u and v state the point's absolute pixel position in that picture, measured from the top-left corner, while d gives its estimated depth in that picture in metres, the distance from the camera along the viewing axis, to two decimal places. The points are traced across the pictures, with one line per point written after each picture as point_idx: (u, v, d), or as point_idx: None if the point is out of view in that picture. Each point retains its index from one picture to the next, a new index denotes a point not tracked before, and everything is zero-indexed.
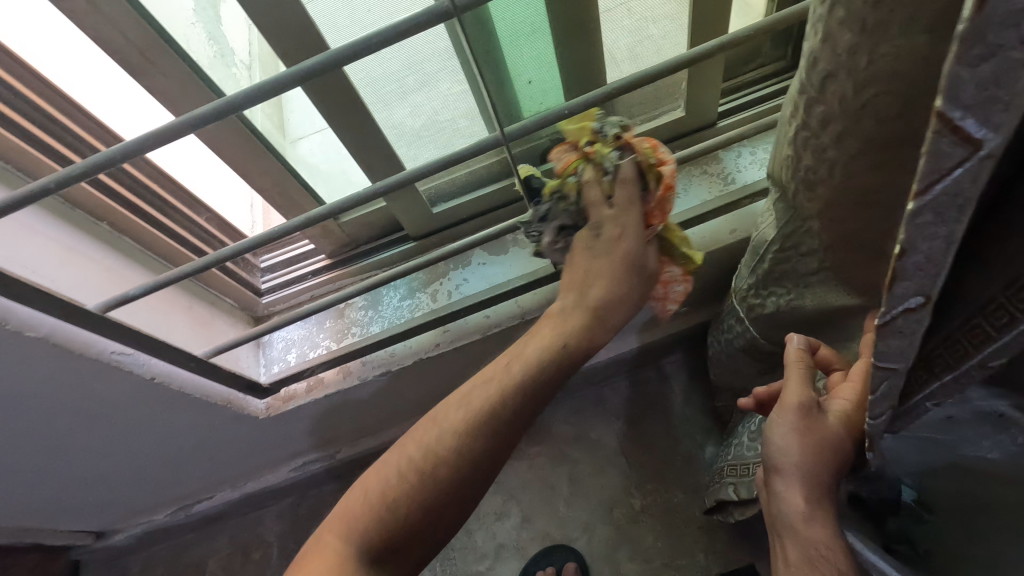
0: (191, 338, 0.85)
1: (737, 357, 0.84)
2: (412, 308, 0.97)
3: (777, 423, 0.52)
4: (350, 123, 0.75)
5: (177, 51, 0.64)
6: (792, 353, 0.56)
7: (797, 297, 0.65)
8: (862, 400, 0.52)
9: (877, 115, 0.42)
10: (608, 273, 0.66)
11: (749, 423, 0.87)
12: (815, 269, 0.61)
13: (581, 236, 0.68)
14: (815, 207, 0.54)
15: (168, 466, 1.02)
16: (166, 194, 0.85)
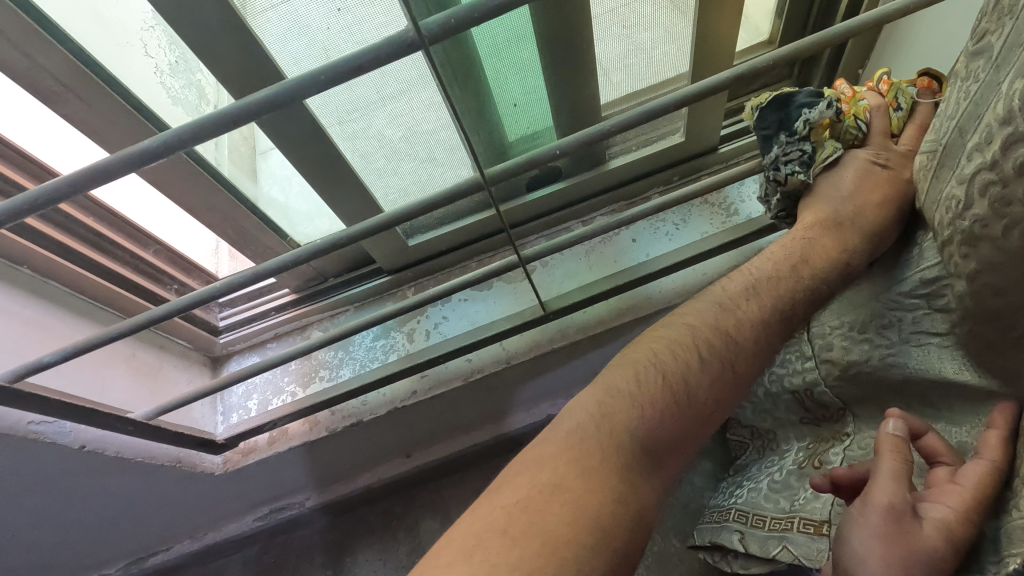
0: (131, 396, 0.76)
1: (781, 396, 0.81)
2: (387, 350, 0.88)
3: (859, 524, 0.53)
4: (312, 153, 0.66)
5: (101, 75, 0.55)
6: (886, 443, 0.56)
7: (901, 354, 0.60)
8: (967, 512, 0.49)
9: None
10: (877, 192, 0.61)
11: (770, 468, 0.81)
12: (940, 330, 0.56)
13: (856, 160, 0.65)
14: (965, 268, 0.47)
15: (114, 523, 0.92)
16: (103, 228, 0.75)
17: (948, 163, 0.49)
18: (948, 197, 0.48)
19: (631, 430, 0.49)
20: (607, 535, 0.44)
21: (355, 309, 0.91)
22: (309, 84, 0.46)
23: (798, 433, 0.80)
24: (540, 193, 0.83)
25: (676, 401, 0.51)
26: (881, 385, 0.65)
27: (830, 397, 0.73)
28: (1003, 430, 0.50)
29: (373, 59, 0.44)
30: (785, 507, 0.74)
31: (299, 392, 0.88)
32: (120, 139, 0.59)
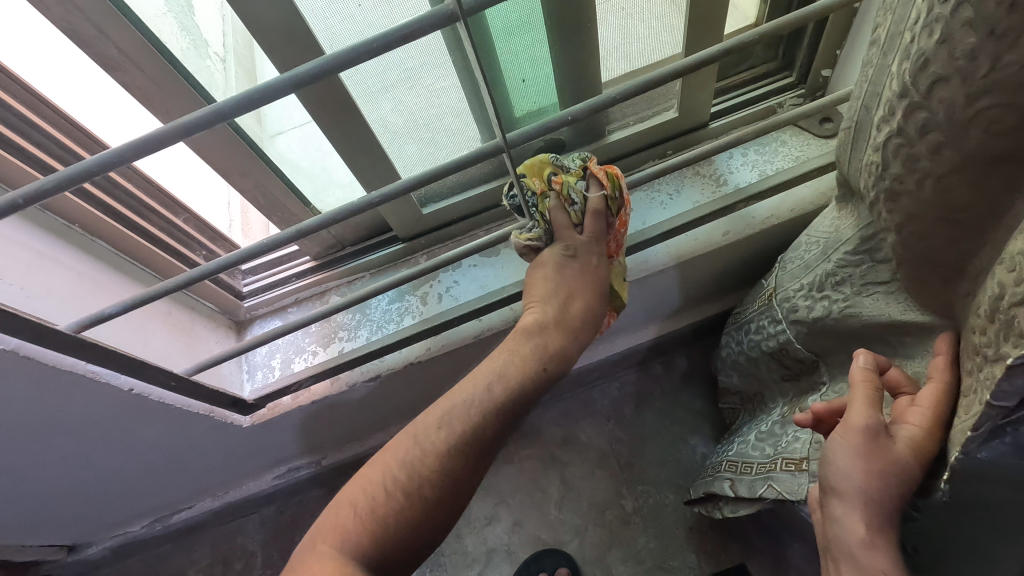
0: (171, 351, 0.82)
1: (762, 358, 0.85)
2: (401, 312, 0.95)
3: (840, 447, 0.57)
4: (340, 123, 0.73)
5: (160, 51, 0.61)
6: (857, 375, 0.59)
7: (855, 304, 0.66)
8: (931, 427, 0.54)
9: (987, 129, 0.43)
10: (581, 291, 0.70)
11: (758, 424, 0.86)
12: (886, 279, 0.64)
13: (552, 254, 0.71)
14: (894, 218, 0.55)
15: (146, 476, 0.98)
16: (142, 196, 0.81)
17: (862, 138, 0.56)
18: (868, 163, 0.55)
19: (395, 471, 0.59)
20: (389, 536, 0.56)
21: (371, 275, 0.97)
22: (353, 55, 0.53)
23: (778, 391, 0.85)
24: None
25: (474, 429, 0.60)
26: (844, 336, 0.69)
27: (803, 352, 0.76)
28: (947, 353, 0.57)
29: (413, 30, 0.51)
30: (769, 452, 0.77)
31: (320, 352, 0.94)
32: (168, 106, 0.66)
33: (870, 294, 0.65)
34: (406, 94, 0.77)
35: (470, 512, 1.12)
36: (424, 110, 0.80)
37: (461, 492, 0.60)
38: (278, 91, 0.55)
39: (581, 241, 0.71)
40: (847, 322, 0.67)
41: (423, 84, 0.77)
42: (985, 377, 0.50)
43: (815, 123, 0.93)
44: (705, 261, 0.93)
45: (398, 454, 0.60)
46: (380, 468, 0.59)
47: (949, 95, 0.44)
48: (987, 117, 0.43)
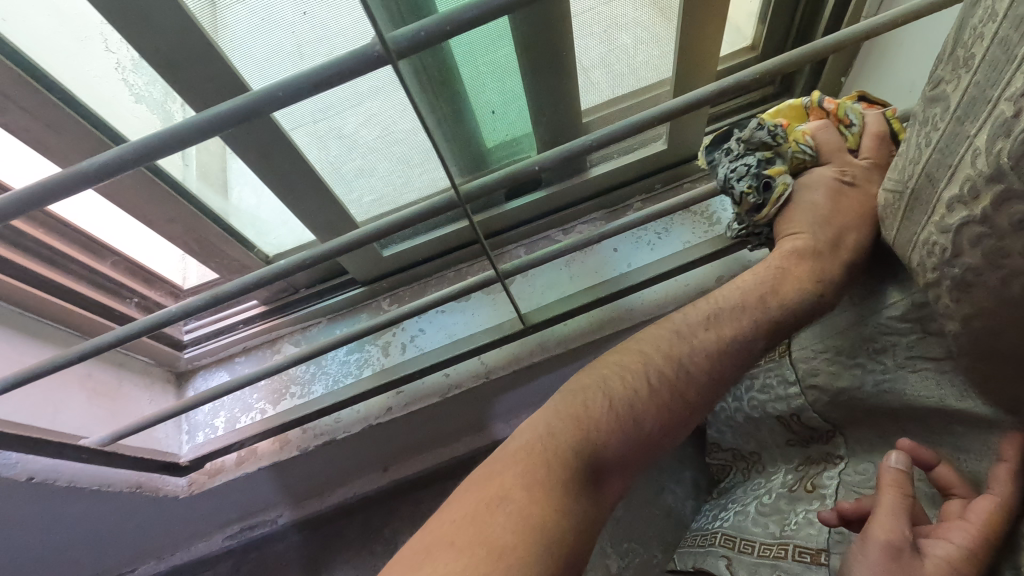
0: (87, 420, 0.72)
1: (764, 420, 0.77)
2: (361, 364, 0.85)
3: (858, 560, 0.50)
4: (278, 164, 0.63)
5: (49, 89, 0.51)
6: (886, 478, 0.53)
7: (893, 379, 0.58)
8: (973, 551, 0.46)
9: None
10: (852, 215, 0.57)
11: (756, 491, 0.76)
12: (938, 356, 0.53)
13: (809, 180, 0.60)
14: (961, 311, 0.45)
15: (76, 548, 0.88)
16: (55, 242, 0.71)
17: (919, 208, 0.46)
18: (925, 242, 0.45)
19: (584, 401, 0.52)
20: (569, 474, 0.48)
21: (327, 321, 0.88)
22: (261, 100, 0.42)
23: (780, 455, 0.77)
24: (520, 201, 0.81)
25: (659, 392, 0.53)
26: (876, 413, 0.62)
27: (818, 421, 0.69)
28: (1014, 464, 0.48)
29: (333, 74, 0.41)
30: (775, 532, 0.69)
31: (269, 410, 0.84)
32: (66, 151, 0.55)
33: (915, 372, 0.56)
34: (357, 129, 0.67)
35: None
36: (378, 146, 0.71)
37: (619, 476, 0.51)
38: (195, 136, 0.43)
39: (853, 164, 0.61)
40: (891, 397, 0.59)
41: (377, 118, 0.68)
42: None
43: None
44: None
45: (576, 409, 0.52)
46: (549, 416, 0.52)
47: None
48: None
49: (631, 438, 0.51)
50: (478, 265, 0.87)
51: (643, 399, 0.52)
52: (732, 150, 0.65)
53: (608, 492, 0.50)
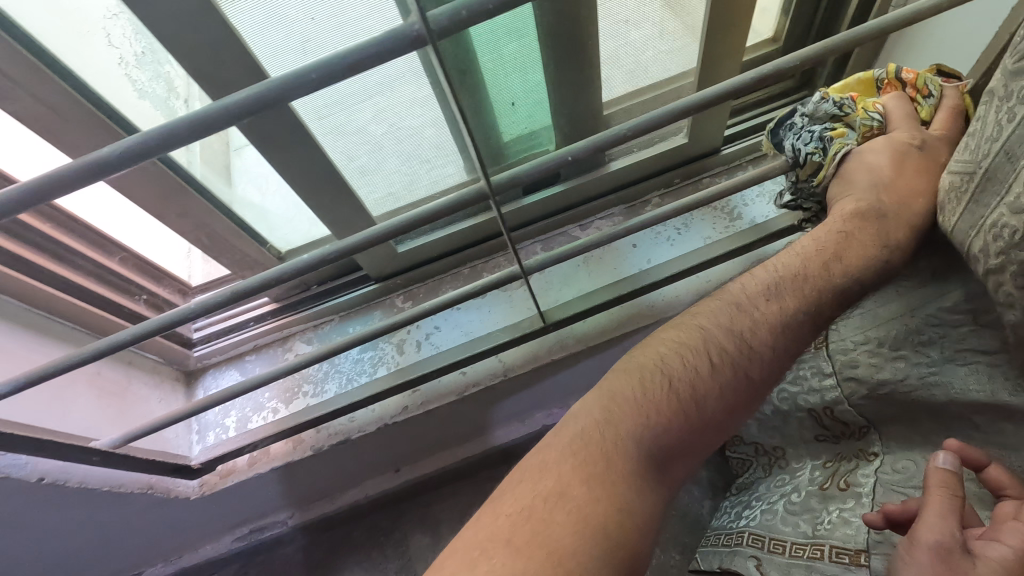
0: (100, 419, 0.70)
1: (795, 415, 0.77)
2: (375, 363, 0.83)
3: (906, 566, 0.47)
4: (294, 158, 0.61)
5: (68, 80, 0.50)
6: (935, 478, 0.50)
7: (942, 372, 0.58)
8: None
9: None
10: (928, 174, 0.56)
11: (784, 488, 0.75)
12: (993, 348, 0.54)
13: (882, 146, 0.59)
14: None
15: (80, 551, 0.86)
16: (63, 236, 0.69)
17: (991, 190, 0.45)
18: (992, 225, 0.44)
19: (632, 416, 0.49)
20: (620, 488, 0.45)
21: (340, 319, 0.86)
22: (291, 84, 0.40)
23: (809, 452, 0.75)
24: (538, 196, 0.79)
25: (734, 370, 0.52)
26: (916, 405, 0.62)
27: (853, 414, 0.69)
28: None
29: (368, 56, 0.39)
30: (807, 532, 0.67)
31: (281, 409, 0.83)
32: (79, 142, 0.53)
33: (964, 359, 0.57)
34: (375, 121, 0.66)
35: None
36: (395, 137, 0.69)
37: (683, 461, 0.50)
38: (215, 120, 0.42)
39: (928, 135, 0.59)
40: (938, 386, 0.59)
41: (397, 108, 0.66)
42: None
43: None
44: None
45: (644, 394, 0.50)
46: (618, 397, 0.51)
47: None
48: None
49: (701, 421, 0.50)
50: (493, 261, 0.85)
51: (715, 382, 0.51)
52: (795, 120, 0.66)
53: (671, 478, 0.49)
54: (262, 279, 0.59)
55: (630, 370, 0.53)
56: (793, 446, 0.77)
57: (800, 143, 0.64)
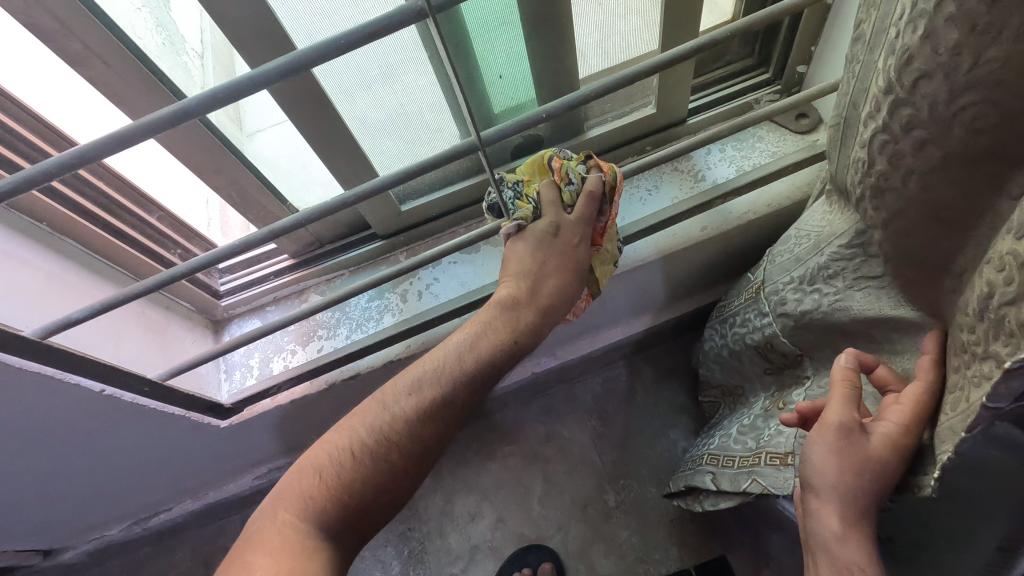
0: (146, 350, 0.82)
1: (745, 351, 0.86)
2: (382, 310, 0.94)
3: (816, 444, 0.60)
4: (314, 120, 0.72)
5: (134, 52, 0.61)
6: (838, 374, 0.63)
7: (844, 298, 0.68)
8: (909, 423, 0.57)
9: (969, 125, 0.44)
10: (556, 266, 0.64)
11: (739, 417, 0.87)
12: (878, 273, 0.65)
13: (536, 229, 0.64)
14: (883, 216, 0.57)
15: (121, 478, 0.97)
16: (113, 192, 0.80)
17: (850, 134, 0.58)
18: (856, 160, 0.57)
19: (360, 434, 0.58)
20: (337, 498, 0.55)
21: (350, 273, 0.97)
22: (319, 53, 0.51)
23: (761, 384, 0.87)
24: (524, 159, 0.90)
25: (438, 406, 0.60)
26: (830, 328, 0.71)
27: (788, 345, 0.77)
28: (933, 354, 0.59)
29: (383, 27, 0.50)
30: (752, 446, 0.79)
31: (299, 350, 0.94)
32: (138, 103, 0.65)
33: (861, 285, 0.67)
34: (382, 90, 0.77)
35: (455, 509, 1.12)
36: (398, 105, 0.79)
37: (403, 483, 0.59)
38: (244, 90, 0.53)
39: (565, 219, 0.65)
40: (839, 311, 0.68)
41: (399, 80, 0.77)
42: (973, 373, 0.51)
43: (790, 119, 0.94)
44: (684, 255, 0.94)
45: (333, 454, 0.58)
46: (328, 458, 0.58)
47: (931, 91, 0.45)
48: (969, 114, 0.44)
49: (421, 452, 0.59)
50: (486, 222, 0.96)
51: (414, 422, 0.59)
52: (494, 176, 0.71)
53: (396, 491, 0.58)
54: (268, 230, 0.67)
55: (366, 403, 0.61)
56: (749, 380, 0.89)
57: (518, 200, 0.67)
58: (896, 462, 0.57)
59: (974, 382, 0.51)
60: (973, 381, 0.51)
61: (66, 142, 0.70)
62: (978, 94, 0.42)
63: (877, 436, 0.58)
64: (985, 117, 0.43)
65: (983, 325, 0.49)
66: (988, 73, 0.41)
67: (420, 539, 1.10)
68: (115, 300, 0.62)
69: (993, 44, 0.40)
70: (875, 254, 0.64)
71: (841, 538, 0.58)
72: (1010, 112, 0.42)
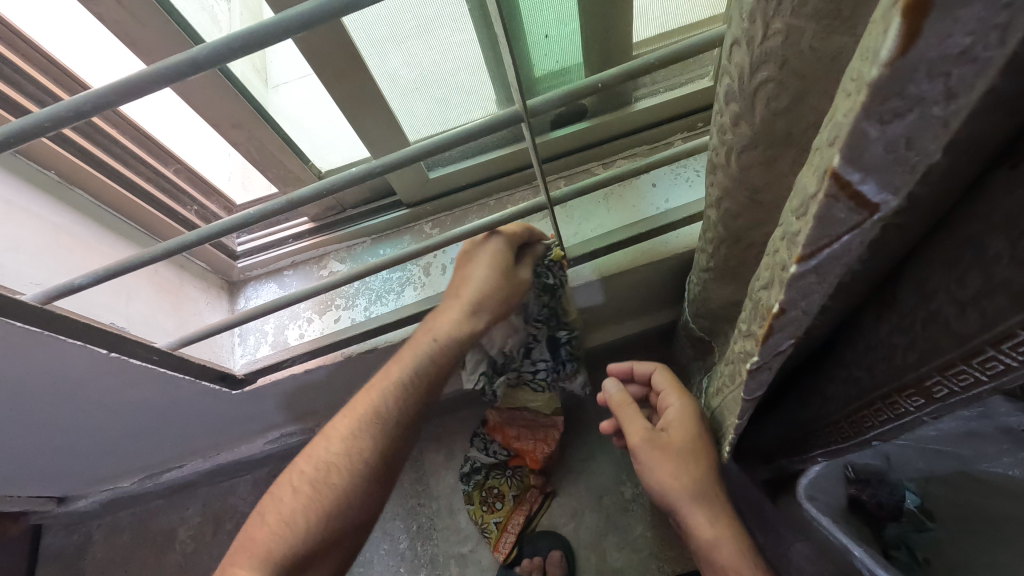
0: (159, 312, 0.79)
1: (682, 335, 0.89)
2: (403, 282, 0.90)
3: (649, 470, 0.67)
4: (337, 72, 0.66)
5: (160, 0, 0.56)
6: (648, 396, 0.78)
7: (703, 291, 0.68)
8: (673, 408, 0.70)
9: (769, 107, 0.37)
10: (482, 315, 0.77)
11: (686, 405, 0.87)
12: (707, 267, 0.63)
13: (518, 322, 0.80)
14: (716, 194, 0.50)
15: (129, 436, 0.96)
16: (129, 143, 0.75)
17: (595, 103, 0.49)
18: None
19: (376, 399, 0.69)
20: (340, 438, 0.68)
21: (371, 241, 0.92)
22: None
23: (697, 368, 0.89)
24: (567, 129, 0.83)
25: (380, 414, 0.68)
26: (714, 314, 0.71)
27: (697, 332, 0.79)
28: (666, 382, 0.74)
29: None
30: None
31: (316, 320, 0.90)
32: (148, 41, 0.59)
33: (702, 280, 0.66)
34: (414, 42, 0.70)
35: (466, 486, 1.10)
36: (410, 72, 0.74)
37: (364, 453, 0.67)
38: (274, 36, 0.42)
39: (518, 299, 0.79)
40: (710, 300, 0.68)
41: (414, 42, 0.70)
42: (739, 350, 0.53)
43: None
44: (632, 274, 0.88)
45: (288, 488, 0.67)
46: (290, 479, 0.68)
47: (739, 62, 0.37)
48: (764, 94, 0.36)
49: (379, 462, 0.67)
50: (517, 194, 0.90)
51: (350, 436, 0.67)
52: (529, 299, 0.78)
53: (336, 435, 0.68)
54: (280, 205, 0.58)
55: (314, 436, 0.70)
56: (698, 359, 0.87)
57: (467, 465, 1.08)
58: (688, 436, 0.66)
59: (741, 359, 0.54)
60: (739, 358, 0.54)
61: (47, 62, 0.64)
62: (770, 71, 0.34)
63: (665, 432, 0.68)
64: (777, 98, 0.36)
65: (750, 308, 0.49)
66: (775, 49, 0.33)
67: (429, 515, 1.10)
68: (117, 269, 0.56)
69: (776, 16, 0.31)
70: (704, 248, 0.61)
71: (702, 539, 0.64)
72: (800, 94, 0.35)
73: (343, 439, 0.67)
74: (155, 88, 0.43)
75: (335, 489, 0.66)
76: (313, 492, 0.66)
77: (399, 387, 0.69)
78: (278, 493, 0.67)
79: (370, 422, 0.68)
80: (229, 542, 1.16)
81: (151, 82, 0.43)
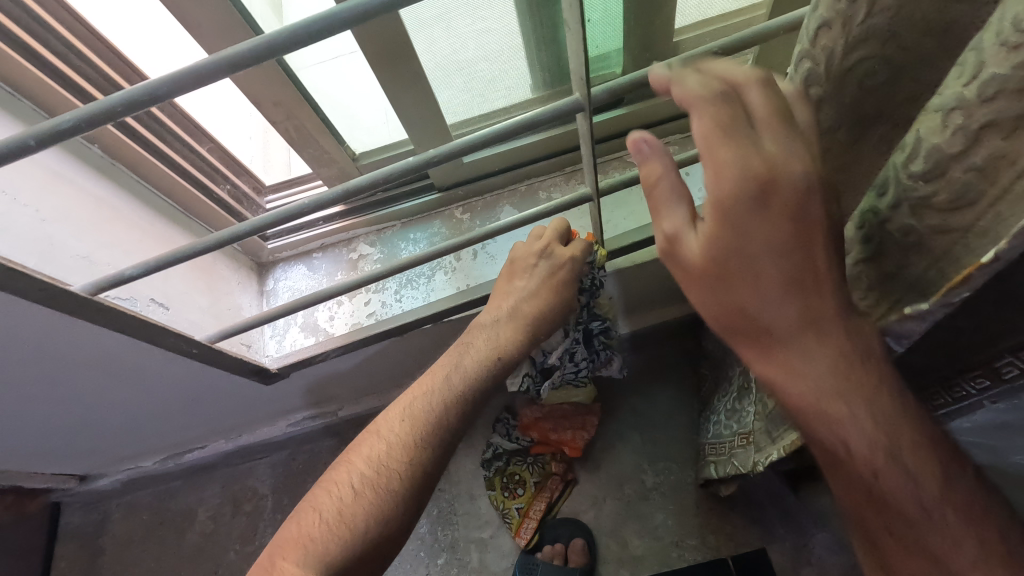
0: (192, 292, 0.79)
1: None
2: (434, 267, 0.89)
3: None
4: (387, 51, 0.66)
5: None
6: None
7: None
8: None
9: (864, 84, 0.37)
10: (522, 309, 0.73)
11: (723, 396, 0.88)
12: None
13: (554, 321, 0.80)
14: None
15: (155, 415, 0.96)
16: (165, 119, 0.75)
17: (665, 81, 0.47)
18: None
19: (447, 389, 0.60)
20: (412, 430, 0.56)
21: (401, 225, 0.92)
22: None
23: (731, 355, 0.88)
24: (604, 115, 0.83)
25: (457, 405, 0.60)
26: None
27: None
28: None
29: None
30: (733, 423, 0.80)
31: (345, 302, 0.90)
32: (197, 12, 0.59)
33: None
34: (460, 23, 0.70)
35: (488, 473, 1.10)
36: (454, 54, 0.73)
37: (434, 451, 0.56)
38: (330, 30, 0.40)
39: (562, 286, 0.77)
40: None
41: (459, 23, 0.70)
42: None
43: None
44: (665, 262, 0.88)
45: (347, 483, 0.53)
46: (344, 475, 0.54)
47: (830, 43, 0.36)
48: (862, 73, 0.36)
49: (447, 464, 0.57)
50: (549, 180, 0.90)
51: (419, 438, 0.56)
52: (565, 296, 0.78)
53: (406, 427, 0.57)
54: (330, 194, 0.57)
55: (368, 433, 0.58)
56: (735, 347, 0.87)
57: (489, 451, 1.08)
58: None
59: None
60: None
61: (91, 36, 0.65)
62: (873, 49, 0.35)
63: None
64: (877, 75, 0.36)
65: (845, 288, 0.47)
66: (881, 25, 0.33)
67: (449, 500, 1.10)
68: (166, 260, 0.55)
69: None
70: None
71: None
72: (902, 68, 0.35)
73: (417, 429, 0.57)
74: (214, 78, 0.40)
75: (407, 491, 0.53)
76: (378, 490, 0.52)
77: (471, 378, 0.62)
78: (332, 492, 0.53)
79: (442, 411, 0.58)
80: (248, 523, 1.16)
81: (214, 73, 0.39)
